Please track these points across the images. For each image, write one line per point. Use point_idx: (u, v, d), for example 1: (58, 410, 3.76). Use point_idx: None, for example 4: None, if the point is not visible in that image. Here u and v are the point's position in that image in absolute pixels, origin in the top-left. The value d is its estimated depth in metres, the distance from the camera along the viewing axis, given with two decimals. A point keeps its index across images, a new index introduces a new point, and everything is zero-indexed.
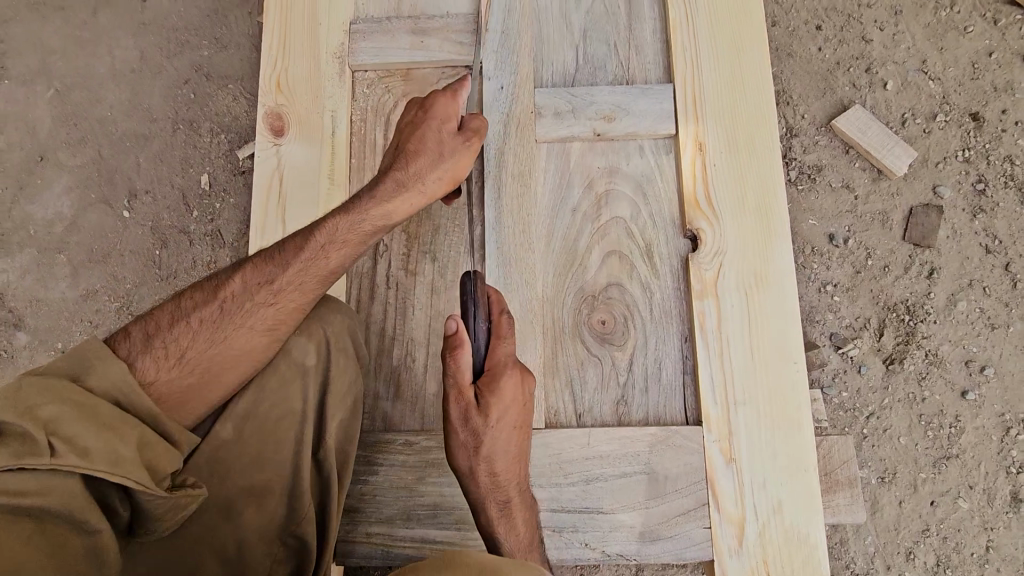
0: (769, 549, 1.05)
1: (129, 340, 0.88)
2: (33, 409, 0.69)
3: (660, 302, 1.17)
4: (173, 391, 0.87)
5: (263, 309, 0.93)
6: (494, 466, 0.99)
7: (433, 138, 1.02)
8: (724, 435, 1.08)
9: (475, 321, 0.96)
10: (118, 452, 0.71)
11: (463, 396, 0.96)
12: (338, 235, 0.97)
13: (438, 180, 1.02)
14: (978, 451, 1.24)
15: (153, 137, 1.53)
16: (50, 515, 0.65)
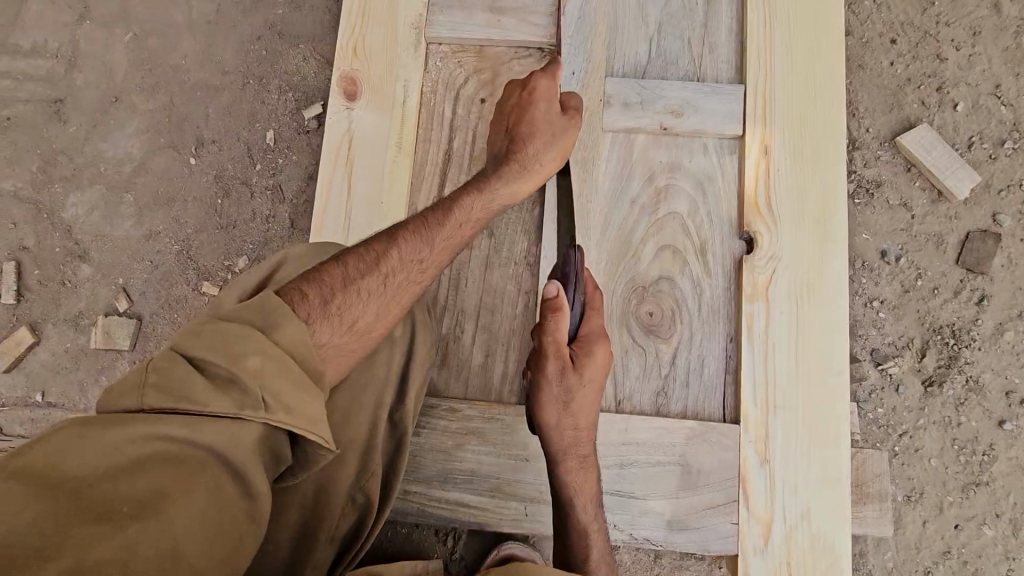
0: (794, 552, 1.06)
1: (308, 301, 0.88)
2: (239, 360, 0.73)
3: (708, 301, 1.18)
4: (339, 350, 0.92)
5: (416, 285, 1.01)
6: (579, 423, 1.06)
7: (546, 119, 1.14)
8: (760, 436, 1.10)
9: (575, 291, 1.07)
10: (310, 412, 0.75)
11: (561, 352, 1.05)
12: (473, 212, 1.09)
13: (554, 157, 1.15)
14: (1009, 481, 1.23)
15: (223, 89, 1.58)
16: (218, 456, 0.70)
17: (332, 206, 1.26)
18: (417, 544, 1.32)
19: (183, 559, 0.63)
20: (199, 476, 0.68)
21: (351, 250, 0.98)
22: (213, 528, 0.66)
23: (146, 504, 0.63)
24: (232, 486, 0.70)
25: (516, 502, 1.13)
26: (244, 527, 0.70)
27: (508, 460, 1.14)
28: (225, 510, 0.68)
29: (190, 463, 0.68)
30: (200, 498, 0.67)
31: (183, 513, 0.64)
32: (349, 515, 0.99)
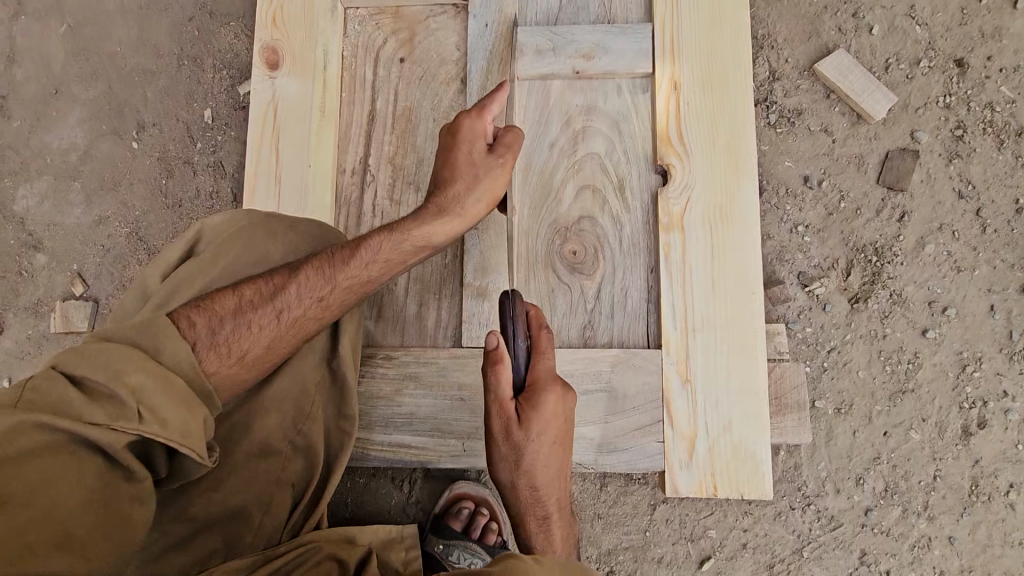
0: (717, 463, 1.11)
1: (195, 330, 0.89)
2: (121, 375, 0.77)
3: (629, 235, 1.22)
4: (227, 381, 0.93)
5: (313, 320, 1.01)
6: (534, 478, 1.01)
7: (469, 159, 1.10)
8: (681, 357, 1.14)
9: (514, 342, 0.97)
10: (189, 425, 0.79)
11: (504, 409, 0.98)
12: (380, 255, 1.06)
13: (483, 202, 1.11)
14: (934, 385, 1.28)
15: (160, 73, 1.61)
16: (87, 454, 0.76)
17: (262, 172, 1.29)
18: (374, 492, 1.37)
19: (73, 538, 0.74)
20: (80, 463, 0.75)
21: (249, 280, 0.99)
22: (101, 506, 0.76)
23: (40, 493, 0.72)
24: (114, 471, 0.77)
25: (455, 440, 1.17)
26: (129, 504, 0.78)
27: (445, 401, 1.18)
28: (105, 495, 0.77)
29: (73, 457, 0.75)
30: (86, 487, 0.75)
31: (54, 494, 0.73)
32: (298, 459, 1.05)
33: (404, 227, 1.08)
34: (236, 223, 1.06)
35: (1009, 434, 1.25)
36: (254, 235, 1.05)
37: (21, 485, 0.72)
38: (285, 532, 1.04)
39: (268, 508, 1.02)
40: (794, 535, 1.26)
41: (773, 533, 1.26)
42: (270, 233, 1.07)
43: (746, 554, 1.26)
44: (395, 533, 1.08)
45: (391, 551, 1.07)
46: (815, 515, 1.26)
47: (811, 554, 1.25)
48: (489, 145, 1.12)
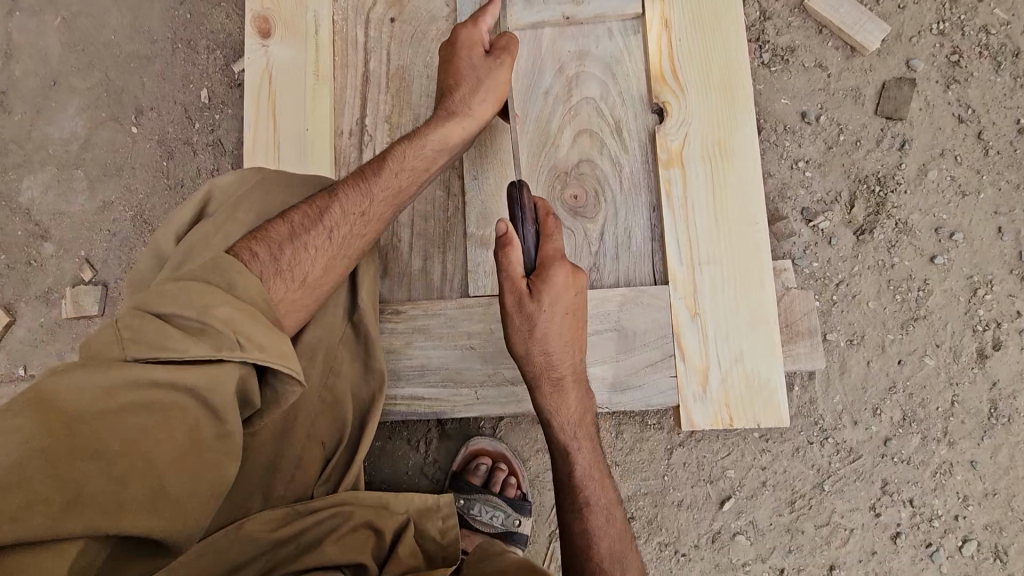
0: (731, 394, 1.10)
1: (258, 258, 0.89)
2: (210, 308, 0.72)
3: (629, 175, 1.22)
4: (295, 306, 0.93)
5: (360, 238, 1.02)
6: (551, 356, 1.01)
7: (469, 65, 1.17)
8: (688, 291, 1.13)
9: (522, 218, 0.99)
10: (282, 347, 0.74)
11: (517, 285, 0.98)
12: (405, 163, 1.09)
13: (491, 101, 1.16)
14: (945, 311, 1.27)
15: (155, 58, 1.64)
16: (197, 393, 0.68)
17: (260, 138, 1.30)
18: (391, 455, 1.36)
19: (169, 494, 0.65)
20: (183, 415, 0.67)
21: (296, 206, 0.99)
22: (200, 457, 0.67)
23: (135, 445, 0.63)
24: (205, 423, 0.68)
25: (467, 389, 1.17)
26: (224, 460, 0.69)
27: (456, 351, 1.18)
28: (198, 447, 0.67)
29: (177, 405, 0.67)
30: (181, 438, 0.66)
31: (159, 443, 0.65)
32: (320, 417, 1.05)
33: (421, 134, 1.11)
34: (247, 179, 1.08)
35: None
36: (268, 188, 1.08)
37: (120, 434, 0.63)
38: (321, 484, 1.04)
39: (299, 462, 1.02)
40: (814, 470, 1.25)
41: (792, 469, 1.25)
42: (284, 186, 1.09)
43: (766, 492, 1.25)
44: (433, 502, 1.02)
45: (429, 520, 1.01)
46: (834, 448, 1.25)
47: (833, 487, 1.24)
48: (486, 50, 1.19)
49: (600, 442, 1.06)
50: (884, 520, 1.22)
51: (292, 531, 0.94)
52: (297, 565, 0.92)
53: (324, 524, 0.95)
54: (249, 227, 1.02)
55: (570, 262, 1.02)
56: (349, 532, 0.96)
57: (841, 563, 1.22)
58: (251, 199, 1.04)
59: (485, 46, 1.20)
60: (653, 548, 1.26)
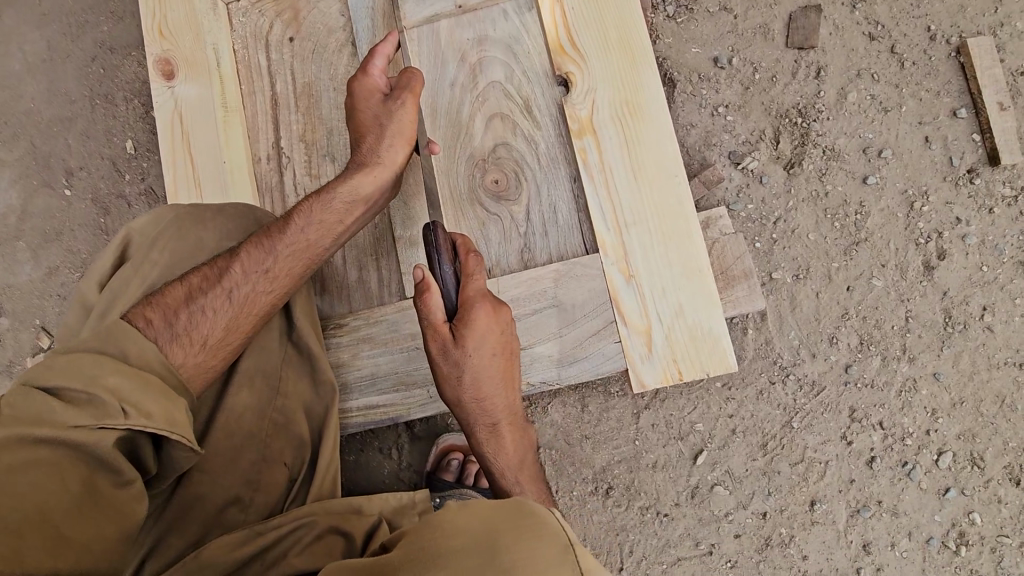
0: (676, 349, 1.10)
1: (153, 326, 0.88)
2: (96, 379, 0.74)
3: (546, 151, 1.21)
4: (199, 371, 0.92)
5: (266, 296, 1.00)
6: (480, 389, 1.01)
7: (371, 113, 1.12)
8: (620, 255, 1.13)
9: (441, 267, 0.97)
10: (173, 415, 0.75)
11: (439, 333, 0.97)
12: (315, 216, 1.06)
13: (402, 149, 1.11)
14: (886, 230, 1.26)
15: (76, 117, 1.64)
16: (79, 457, 0.70)
17: (181, 180, 1.29)
18: (366, 467, 1.36)
19: (70, 540, 0.68)
20: (69, 470, 0.69)
21: (196, 268, 0.98)
22: (95, 509, 0.71)
23: (32, 499, 0.67)
24: (102, 479, 0.71)
25: (420, 388, 1.18)
26: (127, 507, 0.73)
27: (403, 354, 1.18)
28: (95, 499, 0.71)
29: (65, 465, 0.69)
30: (76, 491, 0.69)
31: (47, 495, 0.68)
32: (281, 440, 1.04)
33: (330, 188, 1.07)
34: (163, 218, 1.05)
35: (970, 258, 1.23)
36: (184, 224, 1.05)
37: (13, 492, 0.66)
38: (291, 499, 1.04)
39: (258, 487, 1.00)
40: (780, 409, 1.24)
41: (759, 412, 1.25)
42: (201, 222, 1.06)
43: (737, 440, 1.25)
44: (407, 499, 1.01)
45: (406, 517, 1.00)
46: (797, 385, 1.24)
47: (801, 423, 1.23)
48: (385, 95, 1.13)
49: (530, 437, 1.06)
50: (857, 447, 1.22)
51: (254, 549, 0.91)
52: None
53: (289, 536, 0.93)
54: (169, 267, 1.02)
55: (493, 297, 1.02)
56: (317, 540, 0.93)
57: (822, 496, 1.21)
58: (170, 239, 1.03)
59: (385, 89, 1.14)
60: (635, 514, 1.26)
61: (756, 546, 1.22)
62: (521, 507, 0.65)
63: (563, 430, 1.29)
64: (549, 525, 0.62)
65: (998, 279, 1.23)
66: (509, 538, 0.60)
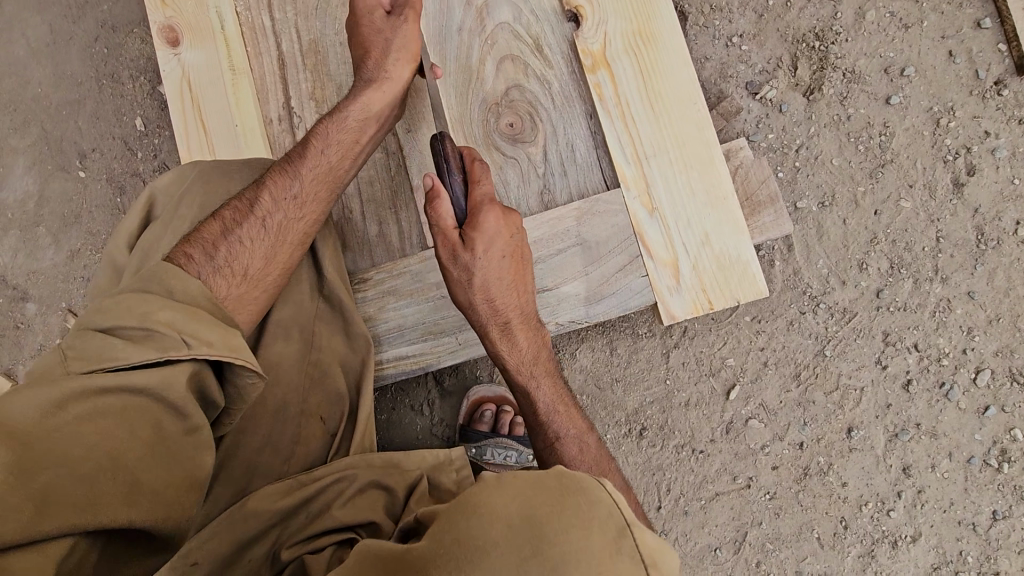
0: (705, 278, 1.09)
1: (195, 261, 0.86)
2: (152, 314, 0.68)
3: (560, 90, 1.19)
4: (243, 301, 0.91)
5: (299, 223, 0.99)
6: (495, 296, 0.99)
7: (376, 29, 1.10)
8: (642, 189, 1.12)
9: (446, 169, 0.97)
10: (234, 341, 0.70)
11: (446, 235, 0.96)
12: (331, 138, 1.04)
13: (408, 66, 1.09)
14: (912, 150, 1.23)
15: (84, 100, 1.64)
16: (145, 395, 0.64)
17: (194, 146, 1.29)
18: (398, 424, 1.37)
19: (145, 485, 0.60)
20: (133, 415, 0.62)
21: (225, 204, 0.97)
22: (166, 452, 0.63)
23: (100, 445, 0.59)
24: (169, 418, 0.64)
25: (449, 336, 1.18)
26: (195, 450, 0.66)
27: (429, 304, 1.18)
28: (165, 440, 0.64)
29: (125, 407, 0.62)
30: (142, 432, 0.62)
31: (113, 439, 0.60)
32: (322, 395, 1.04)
33: (341, 108, 1.06)
34: (185, 176, 1.05)
35: (1001, 172, 1.20)
36: (207, 178, 1.05)
37: (77, 437, 0.58)
38: (332, 453, 1.02)
39: (298, 439, 1.00)
40: (812, 338, 1.23)
41: (790, 342, 1.23)
42: (223, 176, 1.06)
43: (770, 371, 1.23)
44: (444, 456, 0.96)
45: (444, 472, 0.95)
46: (828, 313, 1.22)
47: (835, 351, 1.22)
48: (387, 11, 1.11)
49: (563, 376, 1.03)
50: (892, 371, 1.20)
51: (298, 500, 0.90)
52: (307, 532, 0.88)
53: (329, 491, 0.91)
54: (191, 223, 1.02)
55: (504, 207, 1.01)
56: (358, 493, 0.92)
57: (859, 423, 1.20)
58: (193, 195, 1.03)
59: (387, 7, 1.12)
60: (670, 452, 1.25)
61: (794, 476, 1.21)
62: (568, 481, 0.55)
63: (593, 373, 1.28)
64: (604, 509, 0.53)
65: None
66: (553, 526, 0.51)
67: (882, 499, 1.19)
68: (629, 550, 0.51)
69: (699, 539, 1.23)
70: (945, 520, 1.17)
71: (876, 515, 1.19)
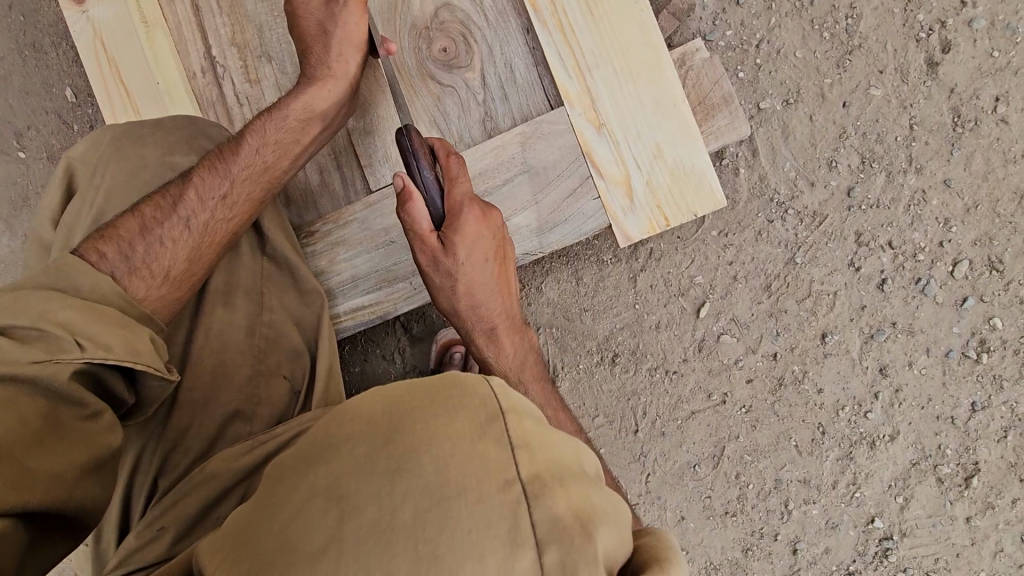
0: (660, 193, 1.03)
1: (107, 259, 0.81)
2: (46, 312, 0.67)
3: (492, 4, 1.09)
4: (165, 301, 0.87)
5: (227, 223, 0.95)
6: (473, 297, 0.97)
7: (314, 21, 1.03)
8: (587, 103, 1.04)
9: (420, 173, 0.93)
10: (135, 345, 0.71)
11: (427, 243, 0.93)
12: (270, 138, 1.00)
13: (354, 57, 1.04)
14: (881, 32, 1.13)
15: (9, 74, 1.56)
16: (43, 391, 0.63)
17: (118, 111, 1.22)
18: (373, 375, 1.36)
19: (38, 472, 0.60)
20: (25, 406, 0.61)
21: (145, 199, 0.92)
22: (62, 442, 0.63)
23: None
24: (68, 411, 0.64)
25: (405, 282, 1.14)
26: (94, 442, 0.66)
27: (380, 250, 1.14)
28: (62, 432, 0.63)
29: (21, 400, 0.61)
30: (35, 425, 0.62)
31: (5, 431, 0.59)
32: (282, 357, 1.02)
33: (282, 106, 1.01)
34: (99, 142, 1.00)
35: (979, 46, 1.11)
36: (121, 145, 0.99)
37: None
38: (298, 408, 1.00)
39: (257, 401, 0.98)
40: (782, 247, 1.18)
41: (760, 253, 1.18)
42: (138, 139, 1.00)
43: (739, 286, 1.19)
44: None
45: None
46: (797, 219, 1.17)
47: (806, 257, 1.17)
48: None
49: (530, 339, 1.04)
50: (866, 272, 1.15)
51: (259, 458, 0.88)
52: None
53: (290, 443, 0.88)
54: (110, 191, 0.97)
55: (478, 201, 0.97)
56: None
57: (833, 328, 1.17)
58: (112, 161, 0.98)
59: None
60: (644, 376, 1.24)
61: (769, 387, 1.20)
62: (444, 378, 0.49)
63: (560, 305, 1.25)
64: (473, 398, 0.47)
65: (1011, 63, 1.10)
66: (409, 417, 0.45)
67: (860, 402, 1.17)
68: (495, 433, 0.45)
69: (679, 458, 1.23)
70: (923, 416, 1.16)
71: (854, 418, 1.17)
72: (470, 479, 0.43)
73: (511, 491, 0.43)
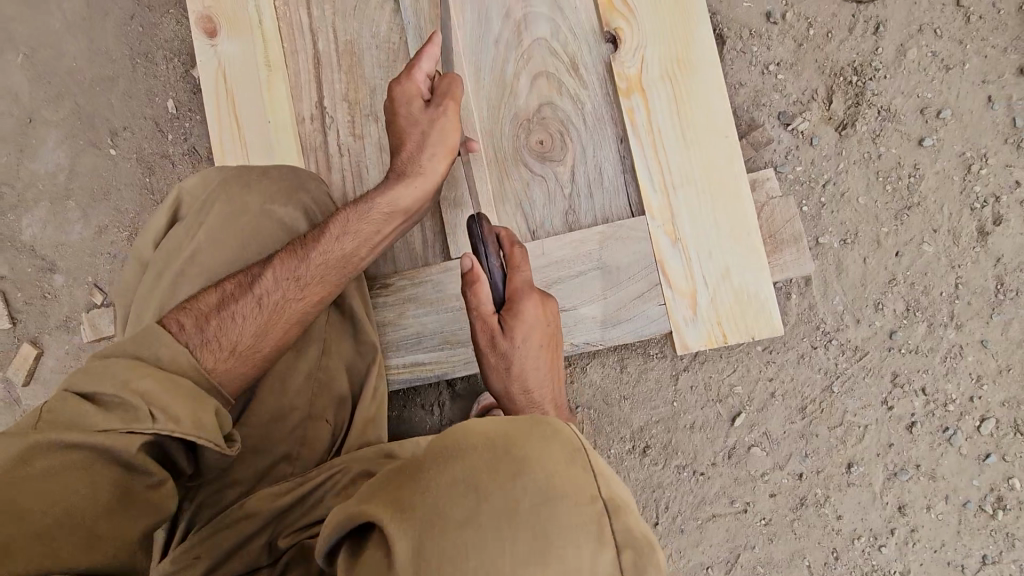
0: (722, 312, 1.11)
1: (186, 331, 0.85)
2: (127, 383, 0.72)
3: (592, 111, 1.19)
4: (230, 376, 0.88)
5: (296, 303, 0.96)
6: (528, 384, 1.00)
7: (412, 120, 1.08)
8: (667, 218, 1.13)
9: (487, 259, 1.00)
10: (200, 419, 0.73)
11: (487, 324, 0.99)
12: (350, 227, 1.02)
13: (442, 160, 1.07)
14: (940, 194, 1.23)
15: (117, 77, 1.66)
16: (127, 462, 0.68)
17: (226, 140, 1.31)
18: (408, 422, 1.41)
19: (104, 538, 0.66)
20: (101, 475, 0.67)
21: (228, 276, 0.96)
22: (125, 512, 0.68)
23: (59, 503, 0.64)
24: (137, 482, 0.69)
25: (466, 347, 1.21)
26: (156, 509, 0.71)
27: (448, 313, 1.21)
28: (129, 502, 0.69)
29: (97, 468, 0.67)
30: (106, 497, 0.67)
31: (74, 499, 0.65)
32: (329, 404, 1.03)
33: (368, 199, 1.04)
34: (210, 183, 1.07)
35: None
36: (229, 188, 1.05)
37: (39, 494, 0.63)
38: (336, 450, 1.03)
39: (304, 441, 1.01)
40: (821, 373, 1.24)
41: (799, 376, 1.25)
42: (245, 184, 1.06)
43: (775, 403, 1.26)
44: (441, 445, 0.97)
45: None
46: (839, 349, 1.24)
47: (842, 387, 1.24)
48: (427, 101, 1.09)
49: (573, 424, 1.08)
50: (897, 412, 1.22)
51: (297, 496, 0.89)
52: (307, 520, 0.87)
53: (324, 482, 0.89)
54: (211, 228, 1.02)
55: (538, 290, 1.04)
56: (353, 484, 0.88)
57: (859, 459, 1.23)
58: (217, 200, 1.04)
59: (426, 95, 1.10)
60: (671, 472, 1.29)
61: (790, 505, 1.25)
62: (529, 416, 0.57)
63: (603, 389, 1.31)
64: (560, 430, 0.56)
65: None
66: (510, 440, 0.54)
67: (875, 535, 1.22)
68: (583, 461, 0.54)
69: (693, 557, 1.27)
70: (934, 559, 1.21)
71: (867, 549, 1.22)
72: (568, 496, 0.52)
73: (597, 504, 0.52)
